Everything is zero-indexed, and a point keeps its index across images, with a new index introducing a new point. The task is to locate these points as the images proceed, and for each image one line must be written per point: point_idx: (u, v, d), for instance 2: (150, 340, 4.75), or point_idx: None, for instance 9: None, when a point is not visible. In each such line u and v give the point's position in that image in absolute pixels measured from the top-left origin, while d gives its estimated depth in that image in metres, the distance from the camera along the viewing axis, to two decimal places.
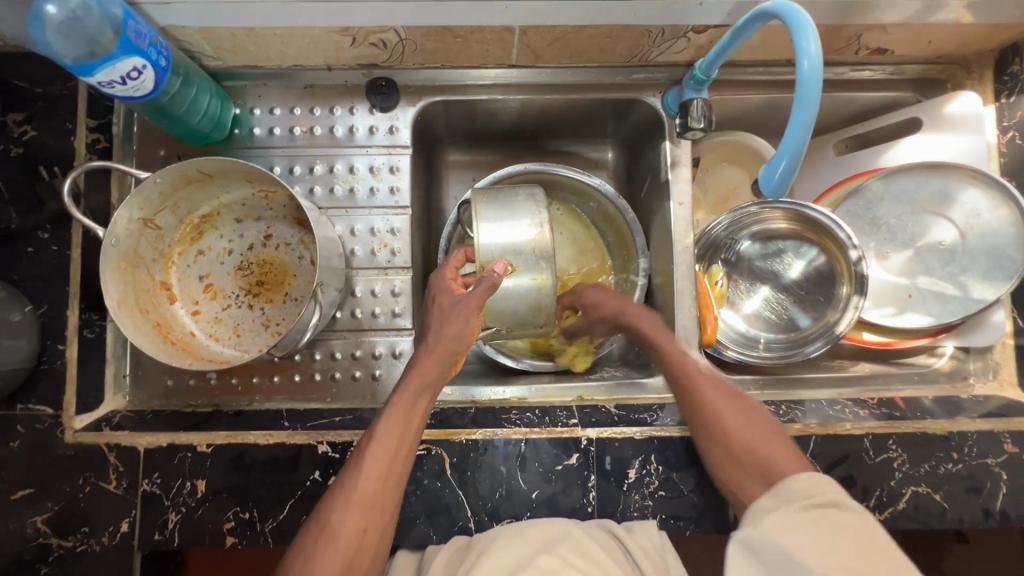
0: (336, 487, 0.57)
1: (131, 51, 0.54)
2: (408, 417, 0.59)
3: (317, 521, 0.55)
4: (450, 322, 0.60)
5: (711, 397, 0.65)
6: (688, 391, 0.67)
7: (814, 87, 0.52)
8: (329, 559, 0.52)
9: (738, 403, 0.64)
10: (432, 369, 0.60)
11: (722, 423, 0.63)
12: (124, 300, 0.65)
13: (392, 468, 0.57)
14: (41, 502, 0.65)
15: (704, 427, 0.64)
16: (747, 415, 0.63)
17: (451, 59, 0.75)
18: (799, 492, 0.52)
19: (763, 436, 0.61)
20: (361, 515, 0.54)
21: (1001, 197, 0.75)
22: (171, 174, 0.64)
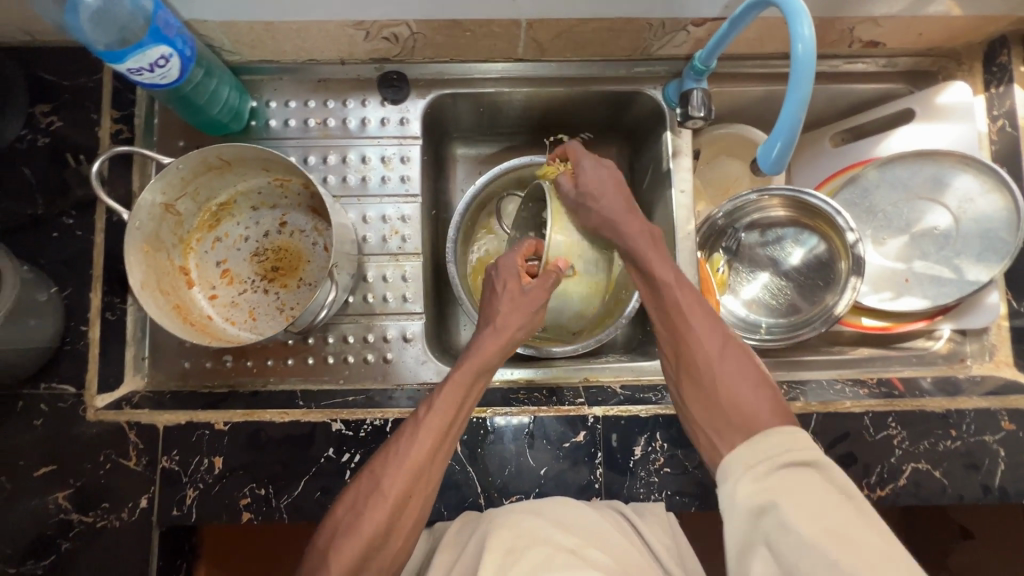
0: (387, 453, 0.59)
1: (160, 39, 0.57)
2: (465, 391, 0.63)
3: (367, 484, 0.57)
4: (520, 304, 0.68)
5: (695, 336, 0.63)
6: (669, 335, 0.65)
7: (809, 68, 0.55)
8: (376, 517, 0.54)
9: (731, 353, 0.62)
10: (497, 350, 0.66)
11: (706, 359, 0.61)
12: (146, 281, 0.67)
13: (444, 437, 0.60)
14: (63, 478, 0.66)
15: (684, 364, 0.63)
16: (730, 348, 0.62)
17: (460, 53, 0.78)
18: (775, 445, 0.52)
19: (745, 383, 0.59)
20: (409, 481, 0.57)
21: (993, 181, 0.77)
22: (193, 160, 0.67)
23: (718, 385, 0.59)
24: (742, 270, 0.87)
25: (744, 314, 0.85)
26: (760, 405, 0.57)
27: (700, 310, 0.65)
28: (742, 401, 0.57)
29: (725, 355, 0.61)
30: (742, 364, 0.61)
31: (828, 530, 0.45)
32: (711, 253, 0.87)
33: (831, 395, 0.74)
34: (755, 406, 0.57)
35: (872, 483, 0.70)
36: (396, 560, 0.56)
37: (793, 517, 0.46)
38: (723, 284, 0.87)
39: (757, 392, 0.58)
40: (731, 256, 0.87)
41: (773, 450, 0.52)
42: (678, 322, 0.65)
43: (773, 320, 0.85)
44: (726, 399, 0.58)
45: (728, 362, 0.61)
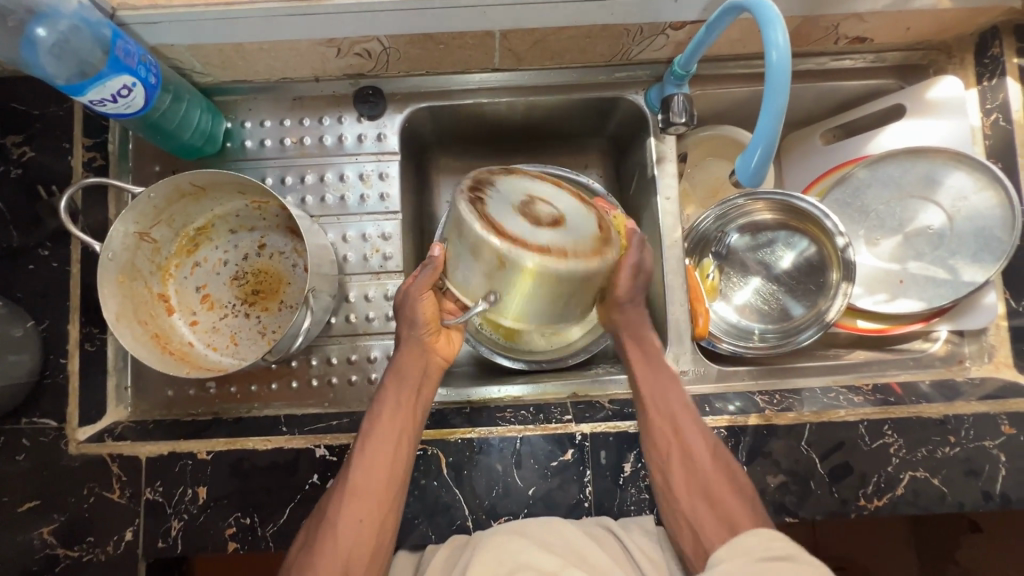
0: (337, 486, 0.61)
1: (121, 69, 0.56)
2: (394, 413, 0.64)
3: (319, 519, 0.60)
4: (407, 312, 0.65)
5: (690, 433, 0.65)
6: (668, 424, 0.66)
7: (784, 76, 0.53)
8: (328, 557, 0.57)
9: (708, 441, 0.66)
10: (414, 361, 0.66)
11: (701, 457, 0.64)
12: (121, 313, 0.66)
13: (379, 465, 0.61)
14: (47, 513, 0.66)
15: (679, 467, 0.64)
16: (719, 452, 0.65)
17: (435, 65, 0.76)
18: (755, 544, 0.56)
19: (723, 480, 0.63)
20: (357, 513, 0.59)
21: (986, 178, 0.75)
22: (164, 188, 0.66)
23: (708, 484, 0.63)
24: (732, 275, 0.85)
25: (736, 320, 0.84)
26: (740, 509, 0.61)
27: (695, 424, 0.66)
28: (727, 505, 0.61)
29: (718, 465, 0.64)
30: (725, 464, 0.65)
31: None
32: (700, 260, 0.85)
33: (826, 404, 0.73)
34: (728, 494, 0.62)
35: (868, 493, 0.69)
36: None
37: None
38: (714, 290, 0.85)
39: (743, 499, 0.62)
40: (721, 261, 0.85)
41: (753, 548, 0.55)
42: (678, 419, 0.66)
43: (766, 326, 0.83)
44: (711, 488, 0.63)
45: (717, 456, 0.65)
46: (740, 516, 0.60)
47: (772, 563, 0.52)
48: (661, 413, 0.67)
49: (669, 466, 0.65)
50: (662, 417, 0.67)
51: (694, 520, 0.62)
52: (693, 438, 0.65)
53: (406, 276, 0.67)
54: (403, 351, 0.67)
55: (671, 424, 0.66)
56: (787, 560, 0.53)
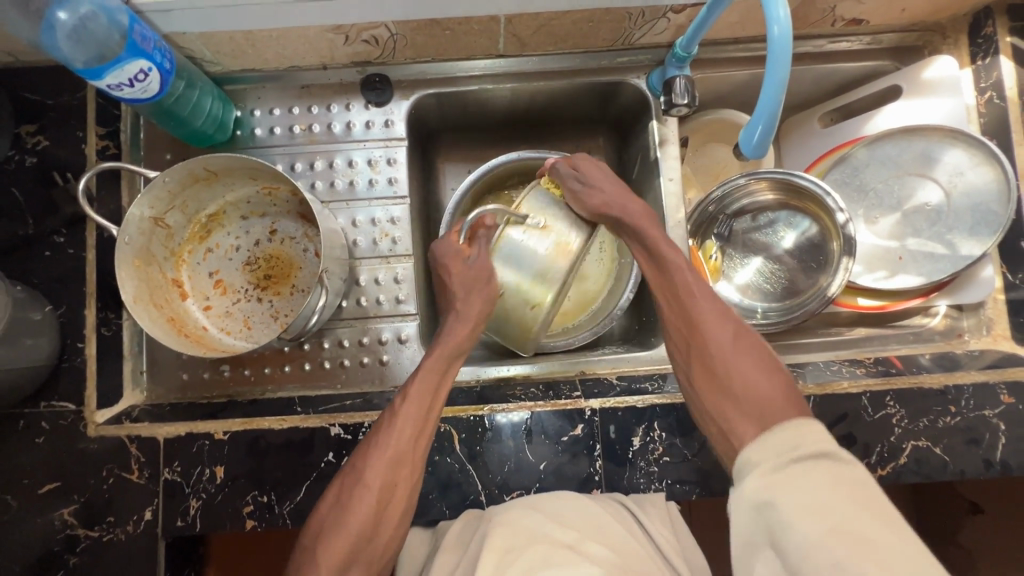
0: (369, 445, 0.62)
1: (137, 53, 0.57)
2: (436, 380, 0.66)
3: (351, 475, 0.61)
4: (470, 290, 0.69)
5: (704, 321, 0.66)
6: (683, 320, 0.68)
7: (785, 50, 0.54)
8: (362, 506, 0.59)
9: (721, 319, 0.66)
10: (467, 334, 0.69)
11: (721, 352, 0.64)
12: (138, 296, 0.67)
13: (422, 430, 0.63)
14: (67, 494, 0.67)
15: (705, 360, 0.65)
16: (743, 337, 0.65)
17: (440, 52, 0.78)
18: (786, 443, 0.53)
19: (759, 370, 0.62)
20: (389, 471, 0.60)
21: (982, 154, 0.76)
22: (179, 173, 0.67)
23: (726, 367, 0.63)
24: (735, 255, 0.87)
25: (739, 299, 0.85)
26: (773, 394, 0.60)
27: (710, 298, 0.68)
28: (755, 386, 0.61)
29: (739, 342, 0.65)
30: (758, 365, 0.63)
31: (834, 530, 0.45)
32: (703, 241, 0.87)
33: (829, 376, 0.74)
34: (769, 395, 0.60)
35: (872, 462, 0.70)
36: (388, 547, 0.60)
37: (792, 516, 0.47)
38: (717, 271, 0.87)
39: (768, 380, 0.61)
40: (724, 242, 0.87)
41: (785, 445, 0.53)
42: (690, 306, 0.68)
43: (768, 304, 0.84)
44: (738, 389, 0.61)
45: (742, 351, 0.64)
46: (781, 413, 0.57)
47: (807, 463, 0.50)
48: (679, 318, 0.69)
49: (679, 341, 0.68)
50: (676, 318, 0.69)
51: (728, 430, 0.60)
52: (700, 300, 0.68)
53: (455, 239, 0.72)
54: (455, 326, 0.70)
55: (687, 331, 0.68)
56: (819, 458, 0.51)
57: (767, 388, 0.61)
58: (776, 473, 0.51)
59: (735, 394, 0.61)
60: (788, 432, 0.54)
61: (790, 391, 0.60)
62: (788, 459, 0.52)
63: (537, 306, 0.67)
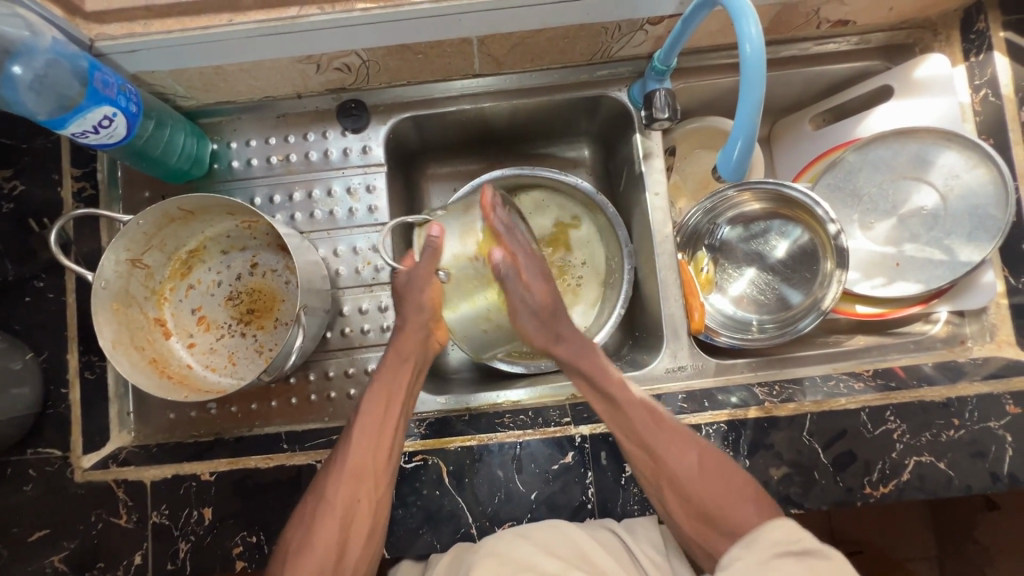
0: (330, 465, 0.64)
1: (100, 100, 0.57)
2: (391, 391, 0.66)
3: (310, 502, 0.62)
4: (409, 300, 0.68)
5: (666, 457, 0.63)
6: (642, 452, 0.64)
7: (758, 70, 0.52)
8: (326, 528, 0.60)
9: (677, 445, 0.64)
10: (411, 339, 0.69)
11: (688, 478, 0.62)
12: (118, 340, 0.67)
13: (377, 449, 0.63)
14: (56, 541, 0.67)
15: (673, 488, 0.63)
16: (709, 460, 0.64)
17: (416, 75, 0.77)
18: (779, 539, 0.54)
19: (731, 494, 0.61)
20: (350, 488, 0.61)
21: (977, 156, 0.74)
22: (153, 215, 0.66)
23: (704, 497, 0.62)
24: (728, 266, 0.85)
25: (732, 311, 0.83)
26: (749, 514, 0.59)
27: (670, 435, 0.65)
28: (732, 512, 0.60)
29: (705, 468, 0.63)
30: (725, 470, 0.63)
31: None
32: (694, 253, 0.85)
33: (827, 392, 0.72)
34: (743, 513, 0.60)
35: (874, 480, 0.68)
36: (360, 567, 0.61)
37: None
38: (710, 283, 0.84)
39: (741, 501, 0.61)
40: (715, 253, 0.85)
41: (768, 542, 0.54)
42: (649, 439, 0.64)
43: (763, 316, 0.82)
44: (714, 513, 0.61)
45: (709, 474, 0.63)
46: (746, 518, 0.59)
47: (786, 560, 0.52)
48: (633, 444, 0.65)
49: (643, 471, 0.65)
50: (635, 446, 0.65)
51: (702, 538, 0.62)
52: (672, 455, 0.63)
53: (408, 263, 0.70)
54: (403, 331, 0.69)
55: (647, 460, 0.64)
56: (803, 556, 0.52)
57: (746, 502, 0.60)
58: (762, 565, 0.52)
59: (710, 514, 0.61)
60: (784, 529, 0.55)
61: (758, 493, 0.62)
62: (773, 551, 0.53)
63: (478, 254, 0.63)
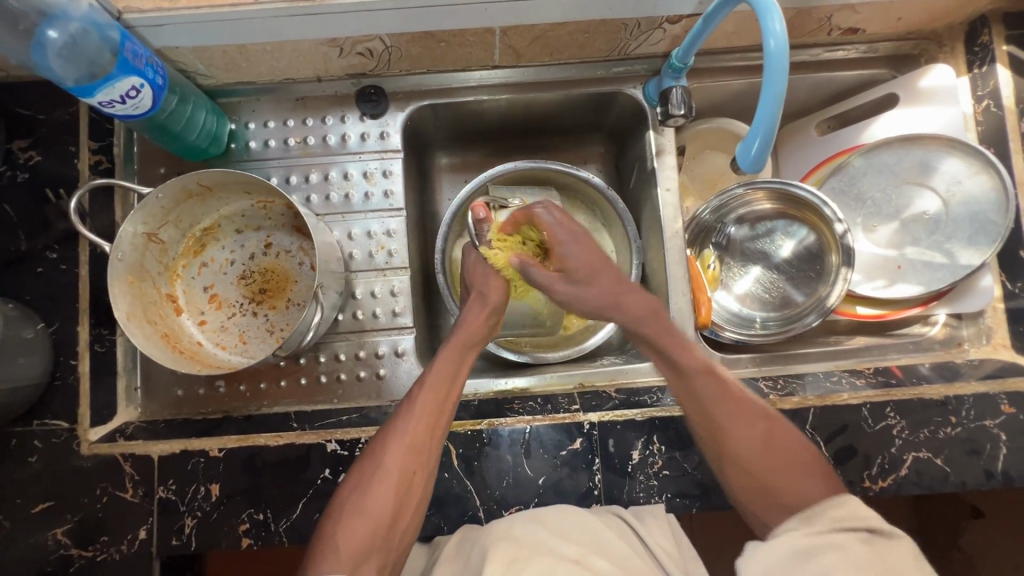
0: (387, 432, 0.63)
1: (129, 70, 0.57)
2: (454, 371, 0.67)
3: (366, 464, 0.61)
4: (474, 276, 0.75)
5: (728, 424, 0.63)
6: (706, 422, 0.64)
7: (780, 67, 0.55)
8: (381, 492, 0.59)
9: (745, 417, 0.64)
10: (480, 322, 0.71)
11: (748, 455, 0.62)
12: (132, 313, 0.67)
13: (436, 423, 0.63)
14: (60, 514, 0.66)
15: (724, 454, 0.63)
16: (777, 432, 0.63)
17: (436, 64, 0.78)
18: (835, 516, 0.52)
19: (796, 471, 0.60)
20: (410, 458, 0.61)
21: (979, 163, 0.76)
22: (172, 189, 0.67)
23: (756, 472, 0.61)
24: (734, 264, 0.87)
25: (737, 308, 0.85)
26: (812, 487, 0.58)
27: (741, 398, 0.65)
28: (794, 488, 0.59)
29: (763, 441, 0.62)
30: (795, 457, 0.61)
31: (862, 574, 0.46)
32: (701, 250, 0.86)
33: (829, 387, 0.74)
34: (812, 484, 0.59)
35: (873, 474, 0.70)
36: (407, 532, 0.60)
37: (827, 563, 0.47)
38: (715, 280, 0.86)
39: (802, 474, 0.60)
40: (722, 251, 0.87)
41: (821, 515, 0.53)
42: (706, 405, 0.65)
43: (767, 314, 0.84)
44: (775, 487, 0.60)
45: (767, 441, 0.62)
46: (813, 492, 0.58)
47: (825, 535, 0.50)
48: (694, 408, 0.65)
49: (706, 440, 0.65)
50: (699, 419, 0.65)
51: (758, 514, 0.60)
52: (724, 412, 0.64)
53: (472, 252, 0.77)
54: (472, 309, 0.72)
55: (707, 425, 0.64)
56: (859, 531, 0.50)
57: (804, 480, 0.59)
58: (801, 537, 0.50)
59: (761, 485, 0.60)
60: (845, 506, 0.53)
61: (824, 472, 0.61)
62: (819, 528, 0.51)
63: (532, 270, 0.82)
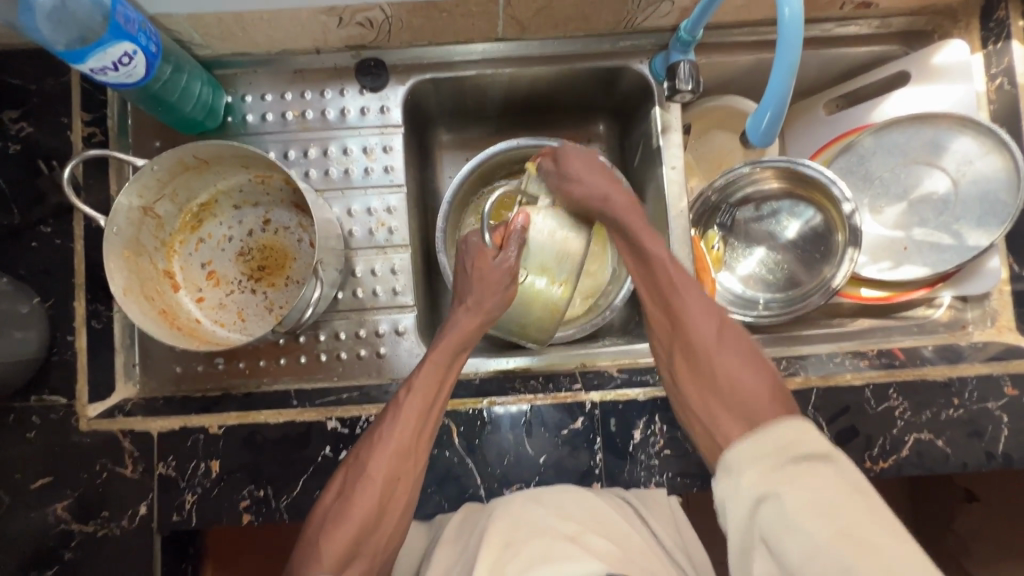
0: (373, 436, 0.62)
1: (121, 36, 0.55)
2: (441, 375, 0.66)
3: (353, 469, 0.61)
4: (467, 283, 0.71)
5: (689, 313, 0.66)
6: (666, 315, 0.68)
7: (796, 35, 0.54)
8: (364, 498, 0.59)
9: (705, 310, 0.66)
10: (473, 328, 0.69)
11: (704, 349, 0.64)
12: (129, 287, 0.66)
13: (424, 428, 0.63)
14: (60, 488, 0.66)
15: (687, 351, 0.65)
16: (729, 337, 0.65)
17: (438, 35, 0.76)
18: (791, 447, 0.52)
19: (741, 367, 0.63)
20: (394, 463, 0.61)
21: (991, 142, 0.75)
22: (168, 161, 0.65)
23: (720, 376, 0.63)
24: (737, 246, 0.86)
25: (740, 290, 0.84)
26: (757, 394, 0.60)
27: (699, 300, 0.67)
28: (745, 391, 0.61)
29: (720, 340, 0.65)
30: (743, 358, 0.64)
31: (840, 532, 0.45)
32: (705, 230, 0.85)
33: (832, 368, 0.73)
34: (756, 391, 0.61)
35: (874, 455, 0.70)
36: (389, 543, 0.60)
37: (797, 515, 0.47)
38: (720, 261, 0.85)
39: (752, 375, 0.62)
40: (726, 232, 0.85)
41: (782, 445, 0.53)
42: (674, 300, 0.67)
43: (770, 295, 0.83)
44: (721, 385, 0.62)
45: (725, 349, 0.64)
46: (758, 409, 0.59)
47: (800, 467, 0.50)
48: (658, 302, 0.69)
49: (666, 342, 0.68)
50: (663, 310, 0.68)
51: (700, 412, 0.63)
52: (693, 313, 0.66)
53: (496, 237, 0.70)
54: (463, 314, 0.70)
55: (670, 320, 0.68)
56: (820, 463, 0.51)
57: (760, 384, 0.61)
58: (774, 473, 0.51)
59: (722, 390, 0.62)
60: (788, 433, 0.53)
61: (778, 389, 0.61)
62: (785, 458, 0.52)
63: (562, 282, 0.68)
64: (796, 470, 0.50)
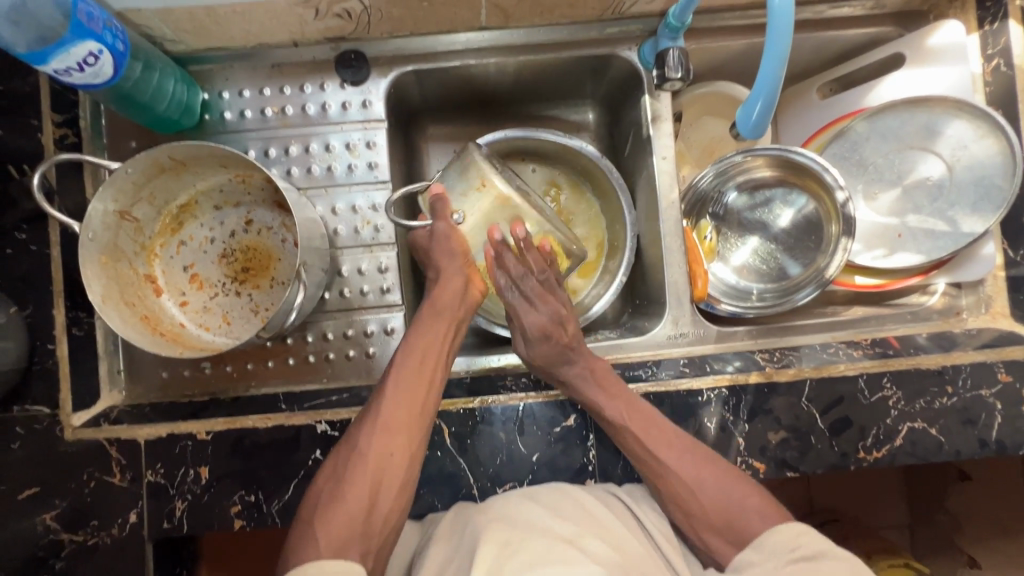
0: (362, 417, 0.62)
1: (84, 34, 0.53)
2: (428, 346, 0.65)
3: (345, 449, 0.60)
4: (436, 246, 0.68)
5: (662, 453, 0.63)
6: (644, 464, 0.64)
7: (786, 22, 0.56)
8: (357, 476, 0.57)
9: (676, 449, 0.64)
10: (454, 290, 0.68)
11: (686, 487, 0.62)
12: (107, 295, 0.64)
13: (413, 403, 0.61)
14: (47, 499, 0.65)
15: (671, 496, 0.63)
16: (706, 472, 0.62)
17: (420, 26, 0.73)
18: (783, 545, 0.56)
19: (732, 498, 0.61)
20: (383, 439, 0.59)
21: (986, 126, 0.74)
22: (142, 163, 0.63)
23: (707, 510, 0.61)
24: (730, 235, 0.84)
25: (733, 280, 0.83)
26: (754, 521, 0.60)
27: (675, 453, 0.63)
28: (745, 522, 0.60)
29: (706, 472, 0.63)
30: (724, 477, 0.62)
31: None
32: (698, 221, 0.84)
33: (825, 359, 0.73)
34: (748, 518, 0.60)
35: (868, 445, 0.69)
36: (389, 521, 0.57)
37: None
38: (712, 252, 0.84)
39: (744, 503, 0.61)
40: (719, 222, 0.84)
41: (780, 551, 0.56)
42: (645, 443, 0.64)
43: (764, 285, 0.82)
44: (716, 519, 0.61)
45: (711, 477, 0.62)
46: (754, 529, 0.59)
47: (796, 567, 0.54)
48: (626, 445, 0.65)
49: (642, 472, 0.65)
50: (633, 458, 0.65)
51: (711, 550, 0.61)
52: (670, 464, 0.63)
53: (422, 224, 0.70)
54: (437, 286, 0.69)
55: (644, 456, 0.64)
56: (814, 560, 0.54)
57: (756, 503, 0.61)
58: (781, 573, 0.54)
59: (715, 522, 0.61)
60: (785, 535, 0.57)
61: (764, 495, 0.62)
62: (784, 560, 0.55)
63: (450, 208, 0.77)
64: (800, 566, 0.54)
